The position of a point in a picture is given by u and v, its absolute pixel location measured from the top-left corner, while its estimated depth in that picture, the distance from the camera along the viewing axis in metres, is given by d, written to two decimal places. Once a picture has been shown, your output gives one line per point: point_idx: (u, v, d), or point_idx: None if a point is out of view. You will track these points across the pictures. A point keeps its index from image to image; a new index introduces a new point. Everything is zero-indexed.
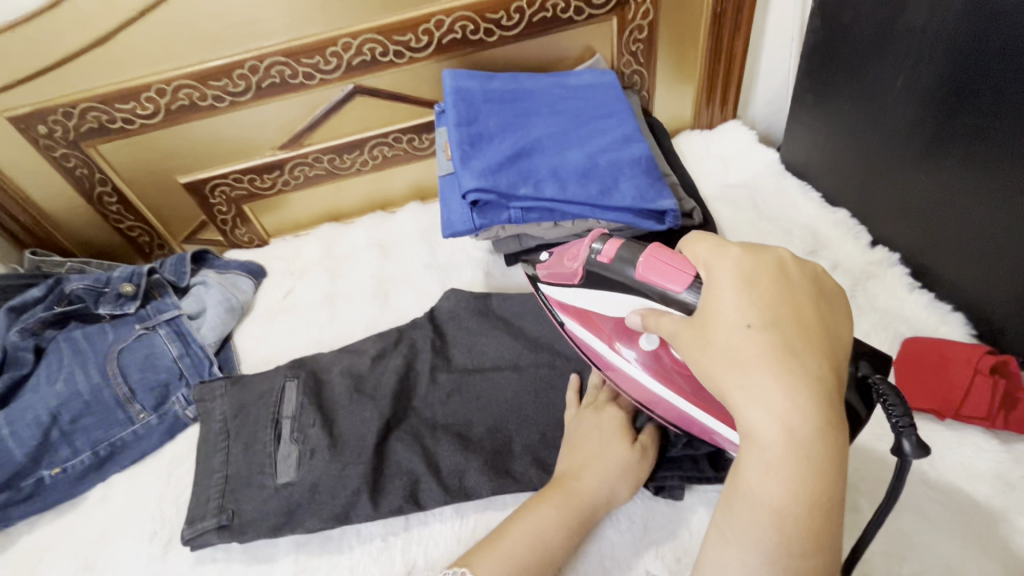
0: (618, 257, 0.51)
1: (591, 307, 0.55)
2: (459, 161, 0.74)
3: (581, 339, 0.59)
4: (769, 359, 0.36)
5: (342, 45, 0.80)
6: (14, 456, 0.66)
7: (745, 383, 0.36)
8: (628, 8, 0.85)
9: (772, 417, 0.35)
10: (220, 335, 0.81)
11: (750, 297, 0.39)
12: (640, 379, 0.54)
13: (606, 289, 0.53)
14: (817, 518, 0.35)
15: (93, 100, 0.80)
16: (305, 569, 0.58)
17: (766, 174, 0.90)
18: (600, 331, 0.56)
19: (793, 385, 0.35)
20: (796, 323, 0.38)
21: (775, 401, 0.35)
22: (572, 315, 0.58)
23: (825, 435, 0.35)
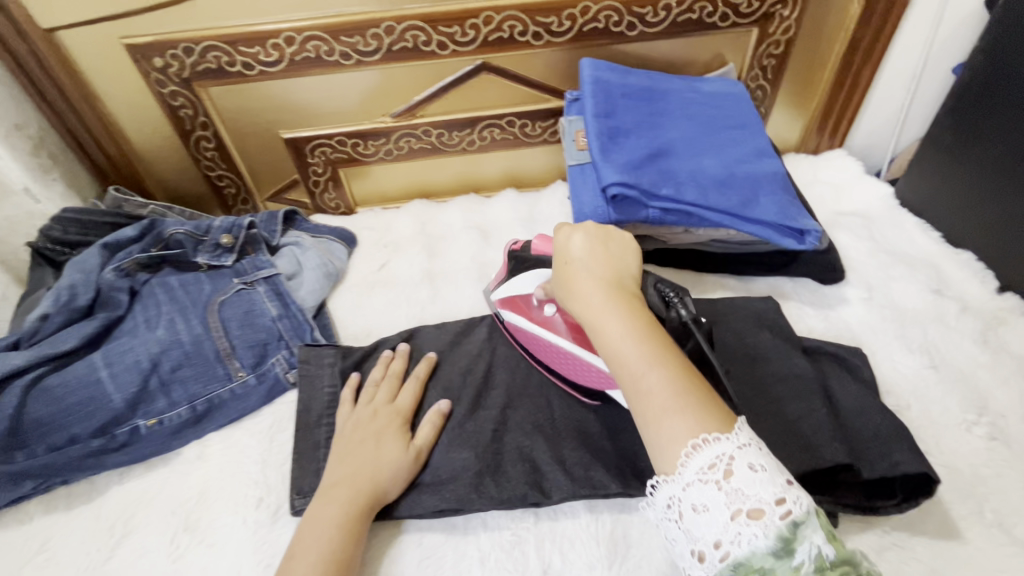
0: (528, 244, 0.67)
1: (519, 289, 0.66)
2: (599, 151, 0.72)
3: (512, 328, 0.67)
4: (576, 272, 0.50)
5: (484, 18, 0.78)
6: (112, 400, 0.62)
7: (574, 292, 0.48)
8: (771, 23, 0.84)
9: (595, 298, 0.47)
10: (317, 300, 0.78)
11: (574, 236, 0.53)
12: (551, 340, 0.62)
13: (529, 270, 0.65)
14: (655, 341, 0.43)
15: (218, 39, 0.76)
16: (431, 555, 0.54)
17: (879, 206, 0.89)
18: (521, 309, 0.65)
19: (592, 278, 0.48)
20: (592, 250, 0.51)
21: (593, 290, 0.47)
22: (506, 307, 0.67)
23: (629, 300, 0.46)
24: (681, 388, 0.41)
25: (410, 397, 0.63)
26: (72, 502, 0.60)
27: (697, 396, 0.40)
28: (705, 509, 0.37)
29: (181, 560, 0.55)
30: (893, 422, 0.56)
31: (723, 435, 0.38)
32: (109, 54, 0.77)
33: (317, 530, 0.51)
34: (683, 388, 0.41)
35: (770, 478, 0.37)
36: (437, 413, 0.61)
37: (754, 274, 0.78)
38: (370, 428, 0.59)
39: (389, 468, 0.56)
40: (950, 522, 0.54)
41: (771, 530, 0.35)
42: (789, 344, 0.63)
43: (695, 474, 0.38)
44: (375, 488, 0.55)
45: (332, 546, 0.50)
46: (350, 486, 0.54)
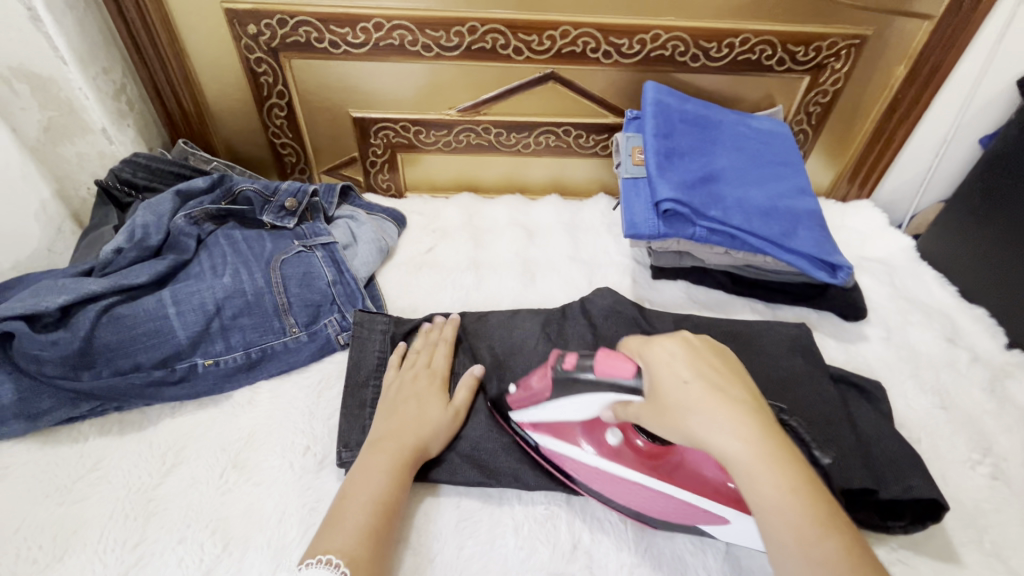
0: (581, 363, 0.53)
1: (561, 417, 0.56)
2: (656, 168, 0.77)
3: (554, 457, 0.58)
4: (706, 395, 0.43)
5: (561, 31, 0.83)
6: (176, 336, 0.65)
7: (705, 424, 0.42)
8: (823, 73, 0.90)
9: (736, 440, 0.41)
10: (369, 272, 0.81)
11: (675, 353, 0.47)
12: (621, 475, 0.55)
13: (567, 399, 0.55)
14: (815, 500, 0.40)
15: (312, 16, 0.81)
16: (468, 518, 0.58)
17: (901, 257, 0.94)
18: (566, 433, 0.57)
19: (729, 404, 0.43)
20: (712, 369, 0.45)
21: (728, 426, 0.42)
22: (543, 431, 0.58)
23: (777, 449, 0.41)
24: (855, 561, 0.38)
25: (445, 361, 0.67)
26: (125, 428, 0.62)
27: (873, 570, 0.38)
28: None
29: (229, 494, 0.58)
30: (907, 450, 0.60)
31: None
32: (206, 14, 0.81)
33: (368, 476, 0.54)
34: (861, 562, 0.38)
35: None
36: (472, 377, 0.65)
37: (781, 301, 0.83)
38: (412, 391, 0.63)
39: (434, 431, 0.59)
40: (950, 545, 0.58)
41: None
42: (816, 369, 0.68)
43: None
44: (420, 442, 0.58)
45: (380, 492, 0.53)
46: (399, 442, 0.57)
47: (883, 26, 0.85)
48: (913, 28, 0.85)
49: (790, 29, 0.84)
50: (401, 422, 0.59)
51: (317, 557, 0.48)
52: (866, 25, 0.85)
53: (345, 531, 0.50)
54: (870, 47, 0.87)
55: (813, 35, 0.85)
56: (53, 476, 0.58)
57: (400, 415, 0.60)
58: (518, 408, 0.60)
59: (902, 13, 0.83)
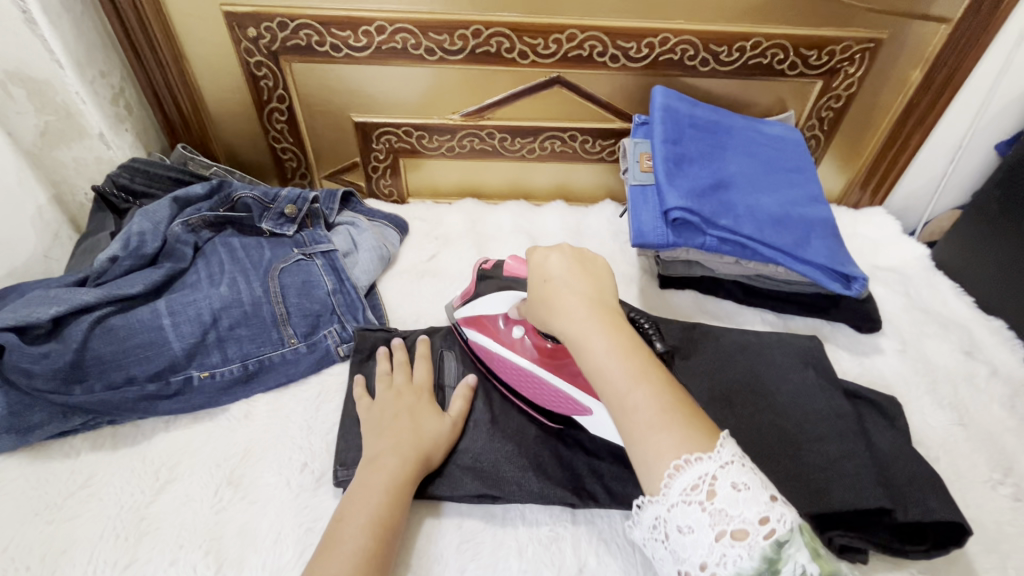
0: (498, 264, 0.65)
1: (483, 310, 0.64)
2: (665, 175, 0.75)
3: (476, 347, 0.66)
4: (558, 285, 0.50)
5: (568, 35, 0.81)
6: (171, 348, 0.63)
7: (556, 310, 0.48)
8: (836, 77, 0.88)
9: (572, 316, 0.47)
10: (370, 280, 0.79)
11: (550, 257, 0.52)
12: (515, 362, 0.62)
13: (489, 294, 0.63)
14: (636, 360, 0.45)
15: (313, 19, 0.79)
16: (471, 540, 0.56)
17: (915, 266, 0.92)
18: (486, 327, 0.65)
19: (574, 291, 0.49)
20: (576, 266, 0.51)
21: (575, 306, 0.48)
22: (471, 323, 0.67)
23: (610, 321, 0.47)
24: (667, 405, 0.42)
25: (426, 372, 0.65)
26: (118, 443, 0.61)
27: (683, 412, 0.42)
28: (689, 530, 0.38)
29: (224, 512, 0.56)
30: (928, 471, 0.58)
31: (704, 453, 0.40)
32: (205, 16, 0.80)
33: (368, 496, 0.52)
34: (668, 403, 0.42)
35: (754, 496, 0.38)
36: (465, 387, 0.64)
37: (793, 313, 0.81)
38: (402, 405, 0.60)
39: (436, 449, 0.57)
40: (973, 572, 0.56)
41: (757, 550, 0.36)
42: (832, 384, 0.65)
43: (678, 494, 0.39)
44: (419, 460, 0.56)
45: (379, 512, 0.51)
46: (398, 459, 0.55)
47: (899, 29, 0.83)
48: (930, 32, 0.82)
49: (803, 33, 0.82)
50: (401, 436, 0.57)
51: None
52: (881, 28, 0.83)
53: (343, 556, 0.48)
54: (885, 51, 0.85)
55: (827, 39, 0.83)
56: (43, 492, 0.56)
57: (398, 430, 0.57)
58: (461, 305, 0.68)
59: (918, 16, 0.81)
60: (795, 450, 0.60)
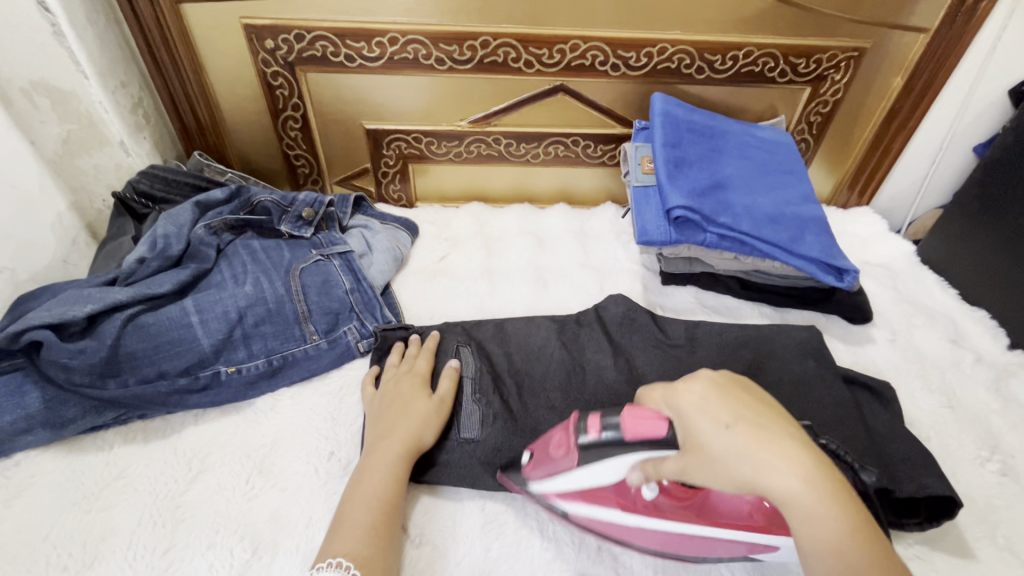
0: (609, 422, 0.50)
1: (591, 484, 0.52)
2: (666, 176, 0.79)
3: (590, 522, 0.54)
4: (756, 443, 0.41)
5: (571, 45, 0.86)
6: (200, 343, 0.66)
7: (755, 479, 0.41)
8: (823, 84, 0.93)
9: (794, 480, 0.40)
10: (385, 280, 0.82)
11: (705, 401, 0.44)
12: (668, 530, 0.51)
13: (602, 464, 0.50)
14: (869, 545, 0.39)
15: (329, 31, 0.83)
16: (493, 520, 0.59)
17: (902, 261, 0.97)
18: (603, 499, 0.52)
19: (783, 447, 0.41)
20: (755, 409, 0.44)
21: (787, 472, 0.40)
22: (574, 499, 0.54)
23: (832, 483, 0.40)
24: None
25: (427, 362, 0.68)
26: (149, 436, 0.63)
27: None
28: None
29: (256, 499, 0.58)
30: (920, 449, 0.62)
31: None
32: (225, 29, 0.83)
33: (377, 478, 0.56)
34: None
35: None
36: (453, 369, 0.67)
37: (789, 306, 0.85)
38: (397, 395, 0.63)
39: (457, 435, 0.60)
40: (964, 541, 0.60)
41: None
42: (828, 370, 0.69)
43: None
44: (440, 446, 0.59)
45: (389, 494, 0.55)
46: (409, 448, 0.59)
47: (880, 39, 0.88)
48: (908, 41, 0.88)
49: (791, 42, 0.87)
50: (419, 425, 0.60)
51: (330, 560, 0.49)
52: (864, 38, 0.88)
53: (352, 533, 0.51)
54: (868, 59, 0.91)
55: (814, 47, 0.88)
56: (79, 484, 0.58)
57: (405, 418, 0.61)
58: (540, 480, 0.55)
59: (899, 26, 0.87)
60: None
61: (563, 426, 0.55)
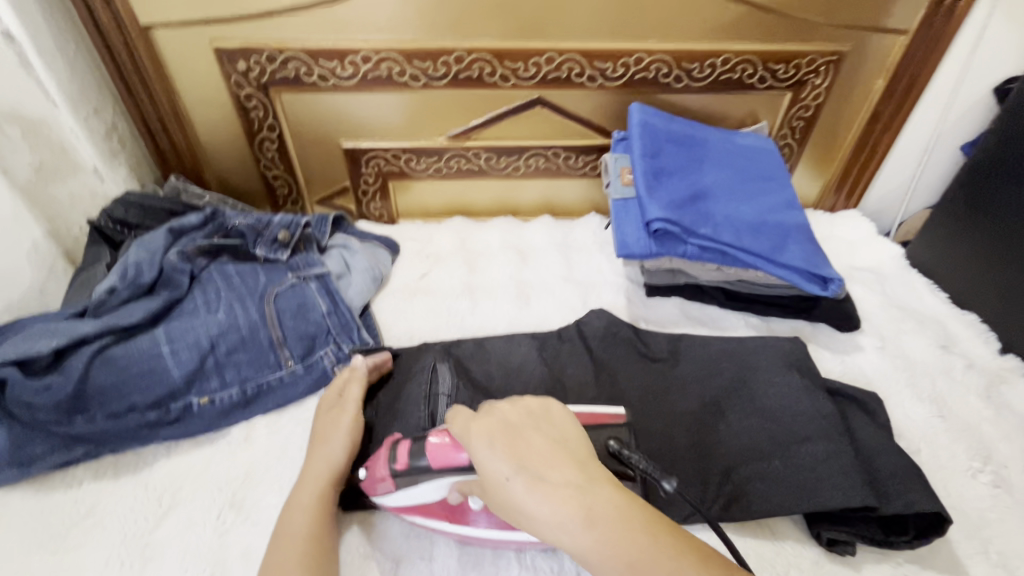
0: (416, 446, 0.54)
1: (420, 499, 0.55)
2: (645, 188, 0.78)
3: (433, 530, 0.58)
4: (529, 491, 0.41)
5: (547, 58, 0.85)
6: (171, 375, 0.65)
7: (529, 517, 0.41)
8: (804, 88, 0.92)
9: (566, 528, 0.39)
10: (364, 301, 0.81)
11: (487, 440, 0.44)
12: (504, 535, 0.54)
13: (416, 486, 0.54)
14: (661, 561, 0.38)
15: (300, 51, 0.82)
16: (472, 550, 0.57)
17: (891, 266, 0.95)
18: (434, 511, 0.56)
19: (554, 492, 0.40)
20: (543, 449, 0.43)
21: (556, 518, 0.40)
22: (412, 512, 0.57)
23: (614, 518, 0.40)
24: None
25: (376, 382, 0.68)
26: (119, 471, 0.62)
27: None
28: None
29: (226, 535, 0.57)
30: (909, 464, 0.60)
31: None
32: (195, 52, 0.82)
33: (293, 516, 0.55)
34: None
35: None
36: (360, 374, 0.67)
37: (776, 315, 0.83)
38: None
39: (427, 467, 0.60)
40: (956, 559, 0.58)
41: None
42: (814, 384, 0.68)
43: None
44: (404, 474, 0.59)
45: (313, 529, 0.54)
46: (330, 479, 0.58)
47: (860, 42, 0.87)
48: (889, 43, 0.87)
49: (770, 48, 0.86)
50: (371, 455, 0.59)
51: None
52: (844, 41, 0.87)
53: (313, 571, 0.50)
54: (849, 62, 0.89)
55: (793, 53, 0.87)
56: (46, 524, 0.57)
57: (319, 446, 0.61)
58: (381, 500, 0.58)
59: (878, 29, 0.86)
60: (782, 450, 0.62)
61: (382, 449, 0.58)
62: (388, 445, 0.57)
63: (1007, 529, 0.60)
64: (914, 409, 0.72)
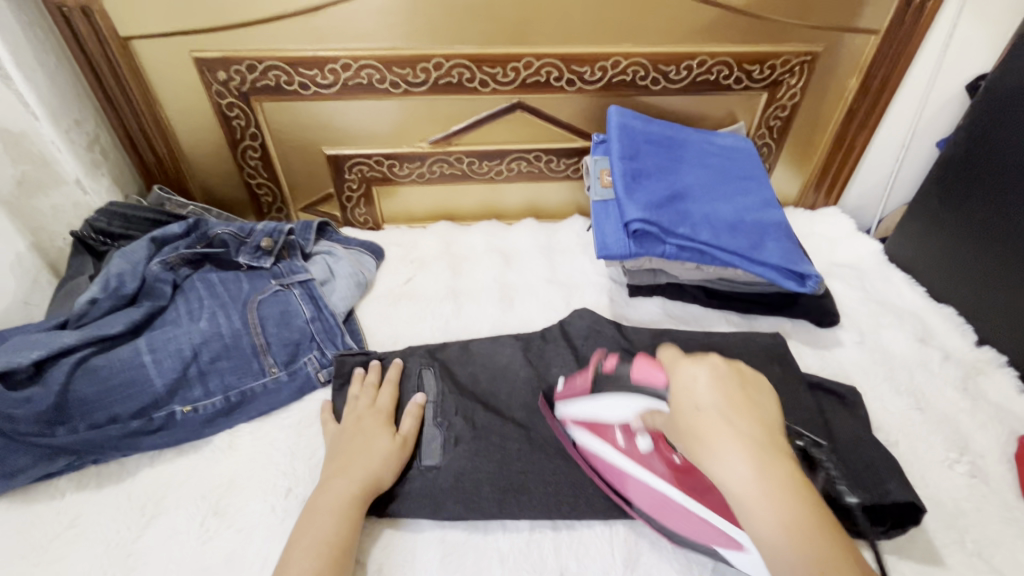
0: (623, 369, 0.58)
1: (599, 414, 0.60)
2: (624, 189, 0.79)
3: (586, 454, 0.61)
4: (716, 426, 0.42)
5: (525, 62, 0.86)
6: (153, 384, 0.65)
7: (705, 449, 0.42)
8: (780, 89, 0.94)
9: (740, 470, 0.40)
10: (348, 307, 0.81)
11: (698, 374, 0.45)
12: (642, 477, 0.57)
13: (613, 395, 0.58)
14: (824, 546, 0.37)
15: (280, 60, 0.83)
16: (454, 551, 0.58)
17: (870, 261, 0.97)
18: (606, 435, 0.59)
19: (737, 440, 0.41)
20: (738, 399, 0.44)
21: (735, 462, 0.41)
22: (580, 427, 0.62)
23: (785, 488, 0.40)
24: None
25: (389, 398, 0.67)
26: (102, 482, 0.62)
27: None
28: None
29: (210, 542, 0.57)
30: (885, 455, 0.61)
31: None
32: (175, 63, 0.83)
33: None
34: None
35: None
36: (417, 406, 0.66)
37: (757, 312, 0.84)
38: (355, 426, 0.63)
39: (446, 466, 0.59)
40: (932, 549, 0.59)
41: None
42: (793, 378, 0.69)
43: None
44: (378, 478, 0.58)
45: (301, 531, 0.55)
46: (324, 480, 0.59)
47: (832, 42, 0.89)
48: (860, 43, 0.89)
49: (744, 50, 0.88)
50: (354, 459, 0.60)
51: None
52: (816, 41, 0.88)
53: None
54: (822, 62, 0.91)
55: (767, 54, 0.89)
56: (28, 537, 0.57)
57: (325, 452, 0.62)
58: (565, 403, 0.64)
59: (849, 29, 0.87)
60: None
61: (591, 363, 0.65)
62: (597, 359, 0.65)
63: (981, 518, 0.61)
64: (891, 402, 0.73)
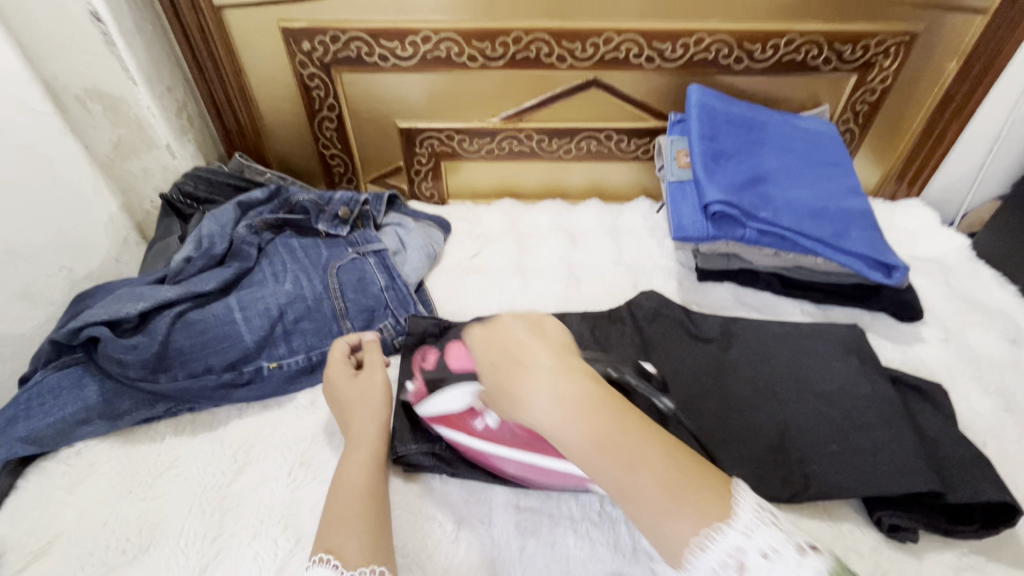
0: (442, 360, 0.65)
1: (450, 407, 0.61)
2: (704, 171, 0.77)
3: (451, 445, 0.62)
4: (512, 368, 0.44)
5: (605, 38, 0.84)
6: (244, 339, 0.68)
7: (518, 392, 0.42)
8: (871, 71, 0.89)
9: (547, 403, 0.41)
10: (419, 277, 0.83)
11: (500, 334, 0.48)
12: (497, 450, 0.59)
13: (454, 389, 0.60)
14: (626, 437, 0.39)
15: (363, 31, 0.84)
16: (527, 516, 0.59)
17: (955, 256, 0.92)
18: (457, 425, 0.61)
19: (540, 376, 0.42)
20: (535, 338, 0.46)
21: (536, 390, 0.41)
22: (437, 424, 0.61)
23: (588, 389, 0.41)
24: (672, 483, 0.38)
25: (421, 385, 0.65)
26: (197, 429, 0.66)
27: (695, 485, 0.38)
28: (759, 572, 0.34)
29: (297, 491, 0.60)
30: (978, 454, 0.59)
31: (724, 524, 0.36)
32: (262, 32, 0.85)
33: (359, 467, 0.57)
34: (676, 479, 0.38)
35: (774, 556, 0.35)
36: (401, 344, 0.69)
37: (832, 303, 0.82)
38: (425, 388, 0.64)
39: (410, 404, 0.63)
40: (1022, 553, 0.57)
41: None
42: (875, 370, 0.66)
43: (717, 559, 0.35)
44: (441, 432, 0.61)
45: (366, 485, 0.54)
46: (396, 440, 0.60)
47: (934, 22, 0.84)
48: (965, 24, 0.83)
49: (836, 29, 0.84)
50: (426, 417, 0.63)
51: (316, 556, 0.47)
52: (917, 21, 0.83)
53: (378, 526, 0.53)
54: (920, 44, 0.86)
55: (861, 33, 0.84)
56: (133, 473, 0.62)
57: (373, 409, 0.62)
58: (417, 404, 0.63)
59: (953, 8, 0.82)
60: (843, 436, 0.61)
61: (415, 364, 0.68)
62: (418, 357, 0.69)
63: None
64: (981, 404, 0.70)
